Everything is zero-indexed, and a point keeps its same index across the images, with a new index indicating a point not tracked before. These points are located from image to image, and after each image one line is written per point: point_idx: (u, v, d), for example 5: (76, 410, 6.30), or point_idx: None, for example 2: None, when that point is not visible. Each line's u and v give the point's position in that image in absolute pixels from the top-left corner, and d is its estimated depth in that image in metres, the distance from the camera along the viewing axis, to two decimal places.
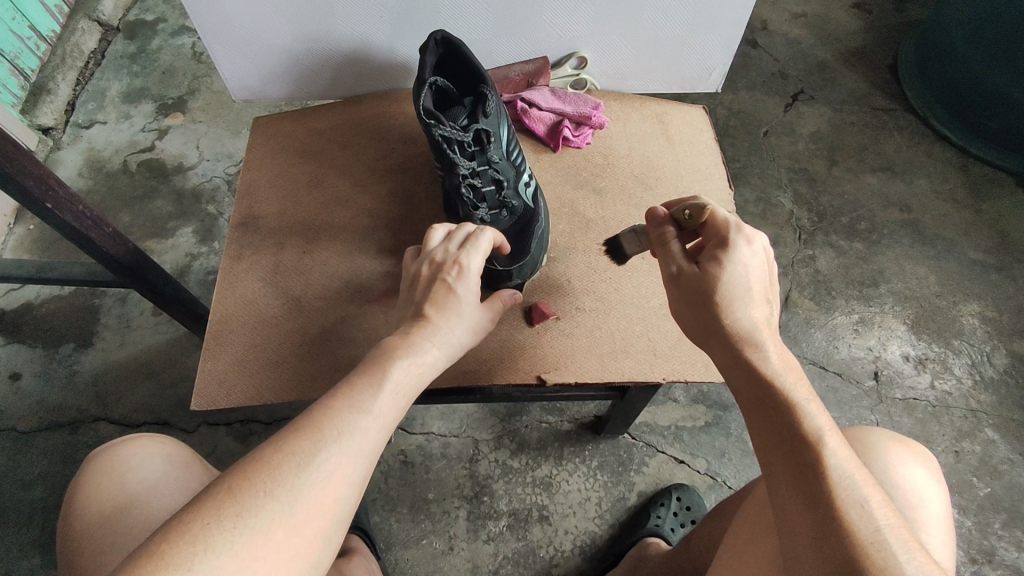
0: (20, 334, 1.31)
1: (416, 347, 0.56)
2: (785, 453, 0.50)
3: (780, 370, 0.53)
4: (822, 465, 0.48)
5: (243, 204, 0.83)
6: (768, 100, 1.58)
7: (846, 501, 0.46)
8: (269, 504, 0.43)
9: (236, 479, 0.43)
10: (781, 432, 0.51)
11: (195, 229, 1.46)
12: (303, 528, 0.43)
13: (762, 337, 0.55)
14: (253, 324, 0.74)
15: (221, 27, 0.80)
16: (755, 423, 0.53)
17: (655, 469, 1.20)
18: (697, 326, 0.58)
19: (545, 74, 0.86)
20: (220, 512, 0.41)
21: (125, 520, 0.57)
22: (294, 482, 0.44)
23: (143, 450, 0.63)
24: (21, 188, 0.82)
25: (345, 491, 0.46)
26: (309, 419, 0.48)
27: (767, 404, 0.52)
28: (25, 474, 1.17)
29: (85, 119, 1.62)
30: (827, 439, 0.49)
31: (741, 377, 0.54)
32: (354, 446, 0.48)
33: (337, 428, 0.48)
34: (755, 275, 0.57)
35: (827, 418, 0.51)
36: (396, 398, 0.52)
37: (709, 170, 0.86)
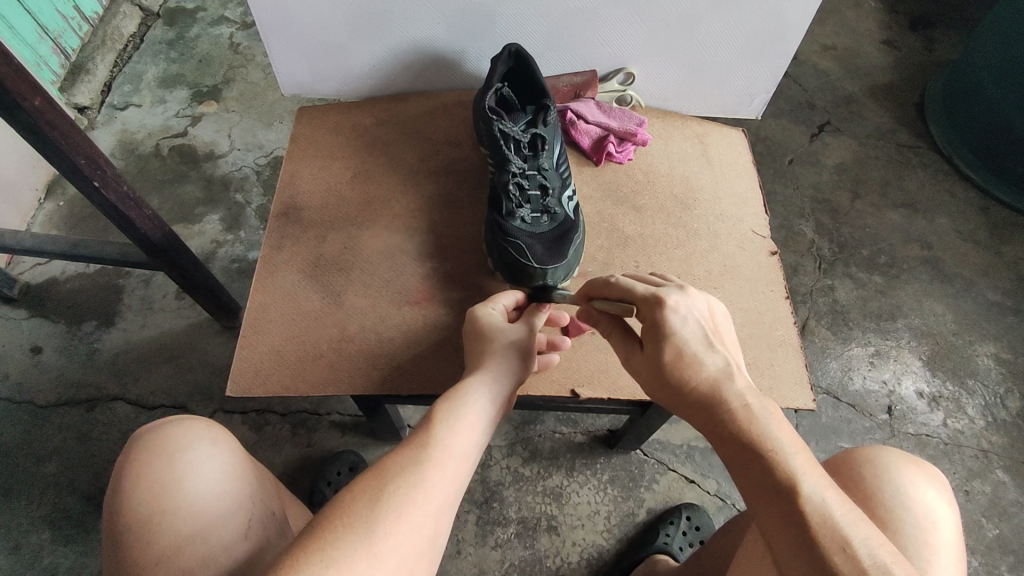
0: (43, 309, 1.32)
1: (465, 397, 0.58)
2: (768, 498, 0.48)
3: (753, 418, 0.50)
4: (802, 509, 0.46)
5: (287, 194, 0.84)
6: (795, 128, 1.60)
7: (829, 543, 0.45)
8: (347, 540, 0.45)
9: (315, 524, 0.46)
10: (760, 479, 0.49)
11: (222, 217, 1.47)
12: (384, 559, 0.45)
13: (726, 389, 0.52)
14: (294, 316, 0.75)
15: (280, 22, 0.82)
16: (739, 475, 0.51)
17: (665, 486, 1.20)
18: (666, 397, 0.56)
19: (593, 87, 0.87)
20: (301, 567, 0.43)
21: (174, 502, 0.57)
22: (370, 516, 0.47)
23: (190, 432, 0.63)
24: (72, 166, 0.83)
25: (417, 526, 0.48)
26: (375, 481, 0.49)
27: (743, 453, 0.50)
28: (39, 448, 1.18)
29: (120, 101, 1.64)
30: (805, 480, 0.47)
31: (715, 436, 0.52)
32: (424, 481, 0.50)
33: (404, 467, 0.51)
34: (696, 329, 0.55)
35: (808, 458, 0.49)
36: (456, 434, 0.55)
37: (746, 195, 0.87)
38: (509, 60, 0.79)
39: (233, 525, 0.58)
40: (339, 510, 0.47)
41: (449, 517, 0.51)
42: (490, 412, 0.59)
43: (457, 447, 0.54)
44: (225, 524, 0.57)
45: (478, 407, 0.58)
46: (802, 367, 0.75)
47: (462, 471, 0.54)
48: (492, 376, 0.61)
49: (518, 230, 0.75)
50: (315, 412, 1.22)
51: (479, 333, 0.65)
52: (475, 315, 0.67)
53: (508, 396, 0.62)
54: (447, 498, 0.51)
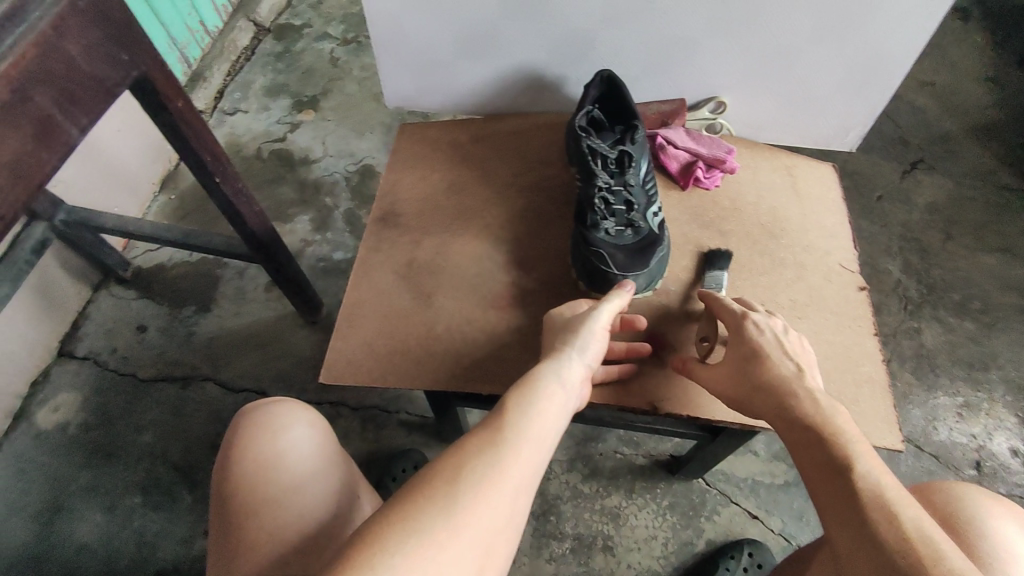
0: (150, 291, 1.45)
1: (541, 386, 0.59)
2: (826, 477, 0.55)
3: (811, 409, 0.59)
4: (858, 488, 0.52)
5: (386, 200, 0.90)
6: (885, 164, 1.54)
7: (874, 507, 0.51)
8: (428, 511, 0.46)
9: (398, 493, 0.48)
10: (823, 462, 0.56)
11: (312, 218, 1.57)
12: (468, 530, 0.46)
13: (795, 386, 0.61)
14: (385, 313, 0.80)
15: (393, 39, 0.88)
16: (801, 458, 0.58)
17: (727, 519, 1.17)
18: (740, 386, 0.65)
19: (681, 115, 0.89)
20: (386, 534, 0.45)
21: (267, 463, 0.63)
22: (450, 491, 0.48)
23: (289, 413, 0.68)
24: (199, 163, 0.91)
25: (499, 499, 0.49)
26: (452, 458, 0.50)
27: (799, 438, 0.58)
28: (138, 418, 1.29)
29: (230, 107, 1.78)
30: (857, 460, 0.54)
31: (782, 423, 0.60)
32: (501, 460, 0.51)
33: (481, 446, 0.52)
34: (773, 339, 0.65)
35: (860, 445, 0.56)
36: (535, 418, 0.55)
37: (835, 228, 0.86)
38: (599, 85, 0.82)
39: (315, 488, 0.63)
40: (420, 482, 0.49)
41: (530, 498, 0.52)
42: (568, 398, 0.60)
43: (536, 429, 0.55)
44: (309, 486, 0.63)
45: (555, 394, 0.59)
46: (889, 406, 0.73)
47: (543, 452, 0.54)
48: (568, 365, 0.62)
49: (601, 241, 0.77)
50: (385, 409, 1.27)
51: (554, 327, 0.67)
52: (552, 319, 0.71)
53: (582, 385, 0.63)
54: (527, 477, 0.52)
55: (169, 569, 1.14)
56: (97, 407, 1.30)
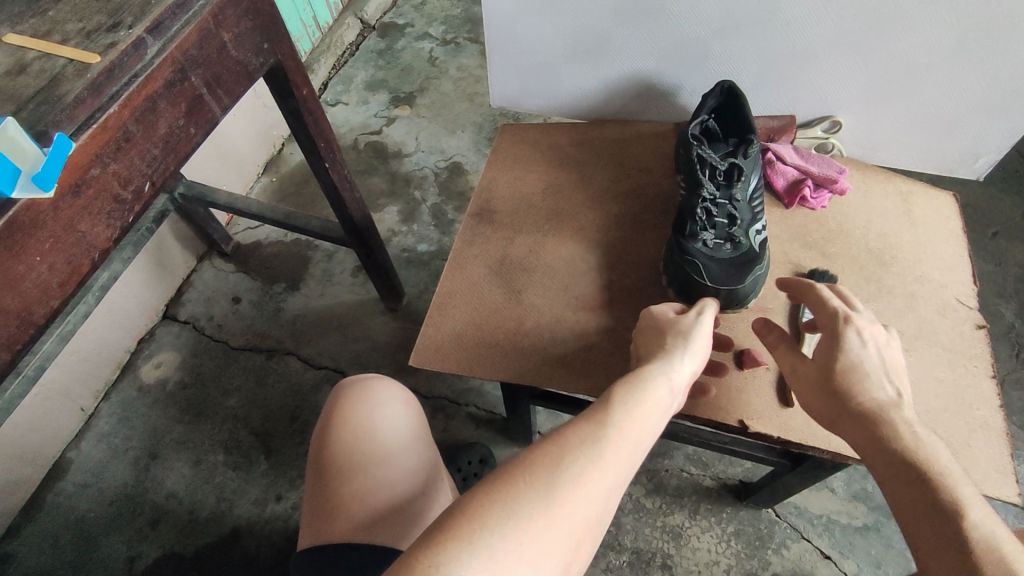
0: (247, 266, 1.54)
1: (648, 381, 0.56)
2: (927, 519, 0.52)
3: (913, 444, 0.56)
4: (967, 538, 0.50)
5: (483, 196, 0.92)
6: (1005, 198, 1.43)
7: (988, 562, 0.48)
8: (527, 496, 0.45)
9: (496, 473, 0.47)
10: (925, 504, 0.53)
11: (400, 210, 1.63)
12: (562, 523, 0.45)
13: (895, 416, 0.58)
14: (477, 305, 0.82)
15: (506, 41, 0.91)
16: (896, 496, 0.55)
17: (796, 555, 1.12)
18: (829, 407, 0.61)
19: (789, 132, 0.86)
20: (483, 515, 0.44)
21: (360, 430, 0.67)
22: (550, 480, 0.47)
23: (385, 390, 0.72)
24: (313, 148, 0.97)
25: (595, 497, 0.48)
26: (553, 446, 0.49)
27: (895, 475, 0.55)
28: (227, 383, 1.37)
29: (333, 98, 1.88)
30: (967, 508, 0.51)
31: (875, 454, 0.57)
32: (601, 457, 0.49)
33: (584, 438, 0.50)
34: (874, 354, 0.61)
35: (968, 490, 0.53)
36: (638, 416, 0.53)
37: (951, 260, 0.81)
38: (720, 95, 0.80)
39: (403, 458, 0.67)
40: (518, 464, 0.48)
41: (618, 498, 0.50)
42: (671, 399, 0.57)
43: (639, 429, 0.53)
44: (397, 454, 0.67)
45: (661, 393, 0.56)
46: (1005, 454, 0.67)
47: (640, 454, 0.53)
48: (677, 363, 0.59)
49: (697, 251, 0.75)
50: (454, 401, 1.30)
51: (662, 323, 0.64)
52: (649, 313, 0.68)
53: (686, 387, 0.60)
54: (620, 479, 0.50)
55: (243, 526, 1.21)
56: (192, 369, 1.39)
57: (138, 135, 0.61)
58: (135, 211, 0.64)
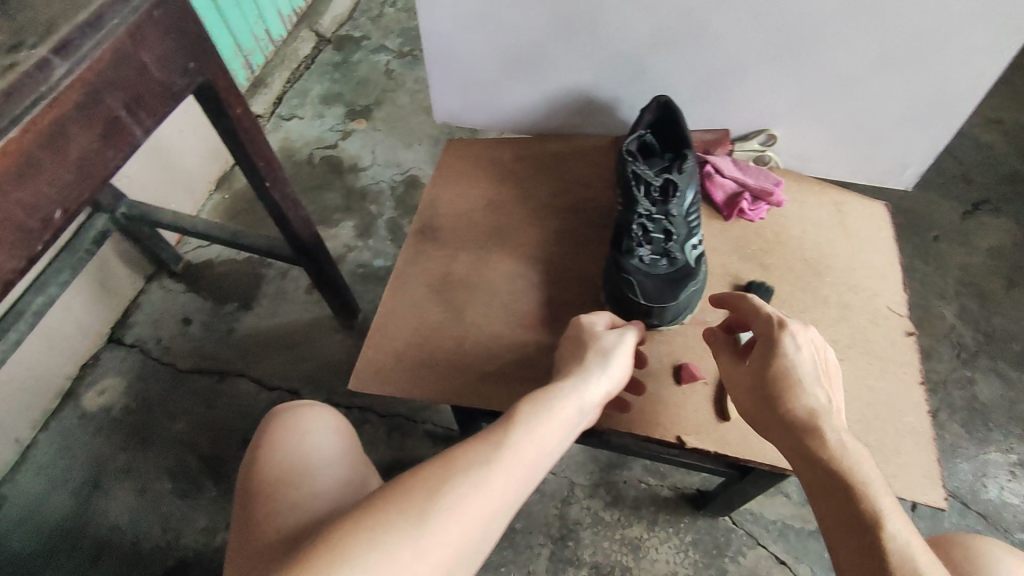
0: (197, 285, 1.51)
1: (549, 404, 0.57)
2: (849, 528, 0.52)
3: (841, 452, 0.55)
4: (885, 549, 0.49)
5: (426, 214, 0.91)
6: (945, 203, 1.48)
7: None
8: (397, 526, 0.46)
9: (373, 500, 0.48)
10: (846, 512, 0.53)
11: (355, 225, 1.61)
12: (431, 554, 0.46)
13: (825, 422, 0.57)
14: (417, 326, 0.81)
15: (446, 56, 0.90)
16: (820, 504, 0.55)
17: (752, 562, 1.13)
18: (764, 414, 0.61)
19: (724, 145, 0.87)
20: (350, 541, 0.44)
21: (286, 450, 0.66)
22: (425, 506, 0.47)
23: (316, 416, 0.70)
24: (252, 167, 0.94)
25: (472, 525, 0.48)
26: (436, 469, 0.49)
27: (823, 482, 0.55)
28: (175, 407, 1.33)
29: (287, 112, 1.85)
30: (887, 520, 0.51)
31: (803, 459, 0.57)
32: (485, 481, 0.49)
33: (471, 463, 0.50)
34: (810, 360, 0.61)
35: (891, 501, 0.52)
36: (531, 439, 0.54)
37: (884, 269, 0.83)
38: (656, 110, 0.80)
39: (329, 482, 0.65)
40: (395, 491, 0.48)
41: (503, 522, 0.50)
42: (574, 422, 0.58)
43: (530, 453, 0.53)
44: (323, 479, 0.65)
45: (562, 415, 0.57)
46: (933, 460, 0.69)
47: (532, 477, 0.53)
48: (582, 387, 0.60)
49: (633, 268, 0.75)
50: (410, 418, 1.28)
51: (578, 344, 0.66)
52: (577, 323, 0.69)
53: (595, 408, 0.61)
54: (507, 504, 0.50)
55: (191, 556, 1.17)
56: (138, 393, 1.35)
57: (44, 160, 0.58)
58: (46, 240, 0.61)
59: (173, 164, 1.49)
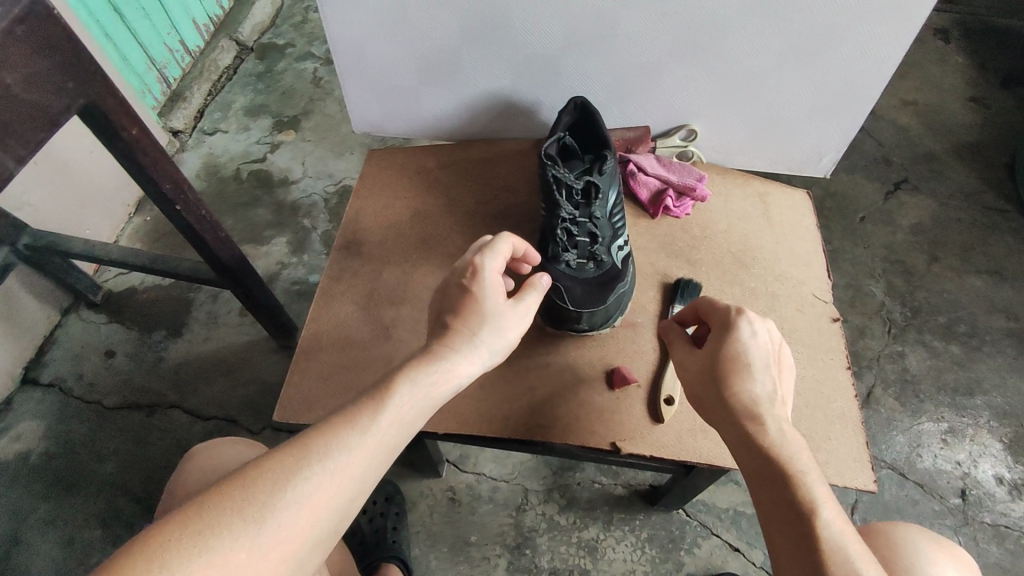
0: (120, 315, 1.42)
1: (420, 379, 0.55)
2: (783, 517, 0.52)
3: (780, 441, 0.56)
4: (817, 537, 0.50)
5: (349, 228, 0.87)
6: (869, 184, 1.53)
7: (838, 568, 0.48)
8: (234, 524, 0.44)
9: (211, 496, 0.45)
10: (782, 501, 0.53)
11: (288, 240, 1.55)
12: (273, 548, 0.44)
13: (767, 410, 0.57)
14: (344, 348, 0.77)
15: (358, 64, 0.86)
16: (757, 492, 0.55)
17: (707, 553, 1.14)
18: (707, 402, 0.60)
19: (645, 142, 0.87)
20: (180, 541, 0.42)
21: (204, 462, 0.71)
22: (266, 500, 0.45)
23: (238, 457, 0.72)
24: (158, 191, 0.88)
25: (322, 514, 0.47)
26: (287, 459, 0.48)
27: (763, 470, 0.55)
28: (101, 447, 1.25)
29: (210, 126, 1.76)
30: (821, 508, 0.51)
31: (743, 447, 0.57)
32: (336, 469, 0.48)
33: (324, 449, 0.49)
34: (762, 349, 0.60)
35: (824, 489, 0.53)
36: (395, 419, 0.53)
37: (808, 257, 0.84)
38: (574, 111, 0.79)
39: None
40: (238, 487, 0.46)
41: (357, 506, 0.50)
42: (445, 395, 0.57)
43: (391, 433, 0.52)
44: None
45: (432, 392, 0.56)
46: (862, 444, 0.70)
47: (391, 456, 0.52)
48: (456, 358, 0.58)
49: (560, 274, 0.75)
50: None
51: (467, 291, 0.61)
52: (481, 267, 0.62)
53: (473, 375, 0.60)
54: (360, 488, 0.50)
55: None
56: (60, 436, 1.26)
57: None
58: None
59: (81, 188, 1.39)
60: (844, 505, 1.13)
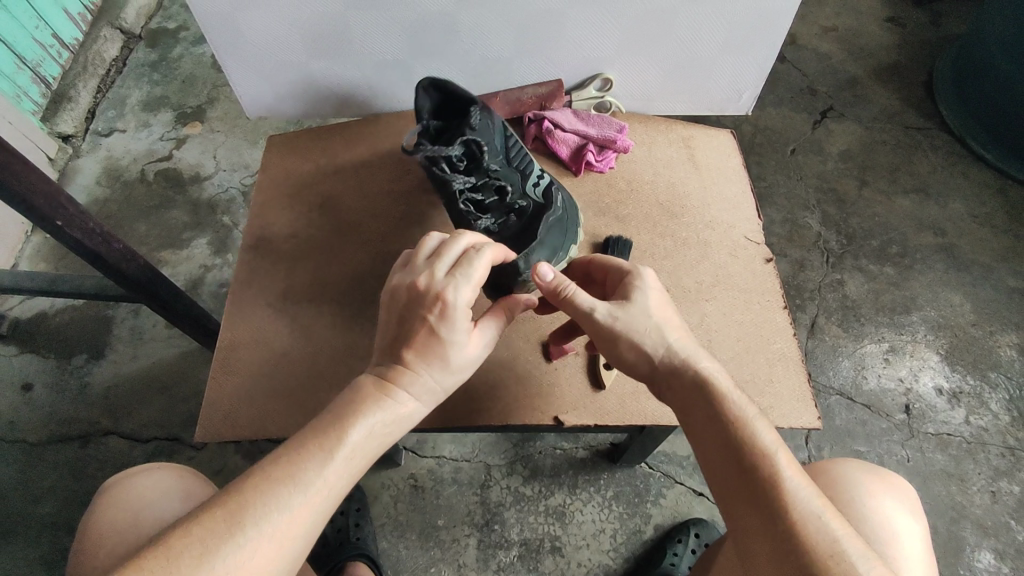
0: (33, 344, 1.31)
1: (374, 412, 0.52)
2: (736, 467, 0.50)
3: (721, 390, 0.53)
4: (775, 482, 0.48)
5: (255, 225, 0.81)
6: (796, 116, 1.53)
7: (802, 515, 0.46)
8: None
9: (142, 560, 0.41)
10: (732, 451, 0.50)
11: (209, 241, 1.45)
12: None
13: (699, 362, 0.55)
14: (263, 355, 0.72)
15: (235, 43, 0.78)
16: (706, 447, 0.52)
17: (672, 501, 1.15)
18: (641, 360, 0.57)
19: (559, 97, 0.84)
20: None
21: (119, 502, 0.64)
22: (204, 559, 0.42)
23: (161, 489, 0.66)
24: (30, 208, 0.79)
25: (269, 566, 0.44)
26: (226, 512, 0.45)
27: (709, 424, 0.52)
28: (33, 488, 1.16)
29: (105, 127, 1.61)
30: (776, 454, 0.49)
31: (685, 404, 0.54)
32: (281, 519, 0.45)
33: (267, 498, 0.46)
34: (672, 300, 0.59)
35: (774, 434, 0.51)
36: (345, 461, 0.49)
37: (737, 199, 0.82)
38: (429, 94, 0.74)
39: None
40: (173, 544, 0.42)
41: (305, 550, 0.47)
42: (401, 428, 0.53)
43: (340, 475, 0.49)
44: None
45: (388, 430, 0.52)
46: (803, 382, 0.70)
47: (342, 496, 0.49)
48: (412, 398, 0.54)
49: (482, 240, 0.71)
50: None
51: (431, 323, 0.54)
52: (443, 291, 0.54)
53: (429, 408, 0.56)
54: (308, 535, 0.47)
55: None
56: None
57: None
58: None
59: None
60: (798, 436, 1.15)
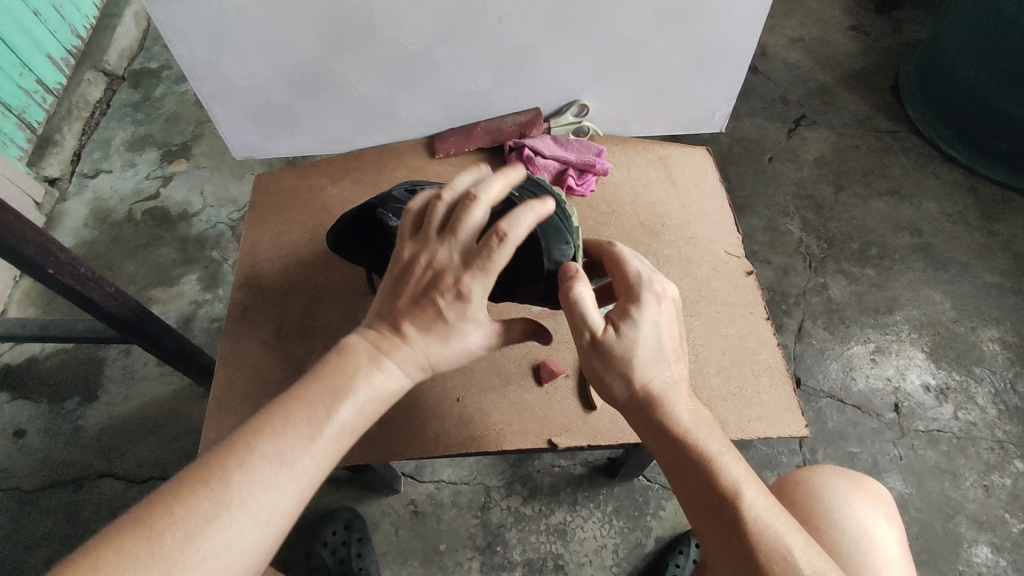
0: (25, 389, 1.30)
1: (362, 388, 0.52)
2: (707, 507, 0.53)
3: (692, 428, 0.55)
4: (746, 522, 0.52)
5: (246, 264, 0.82)
6: (771, 126, 1.56)
7: (770, 553, 0.51)
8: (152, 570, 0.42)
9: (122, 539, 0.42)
10: (704, 489, 0.53)
11: (199, 277, 1.46)
12: None
13: (671, 399, 0.56)
14: (259, 392, 0.72)
15: (220, 89, 0.79)
16: (679, 481, 0.55)
17: (672, 512, 1.16)
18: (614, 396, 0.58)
19: (538, 125, 0.86)
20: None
21: None
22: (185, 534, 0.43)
23: None
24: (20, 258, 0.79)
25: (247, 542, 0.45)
26: (206, 486, 0.45)
27: (682, 462, 0.55)
28: (29, 535, 1.15)
29: (91, 168, 1.62)
30: (745, 492, 0.53)
31: (658, 438, 0.56)
32: (263, 491, 0.46)
33: (247, 473, 0.46)
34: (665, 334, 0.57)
35: (743, 469, 0.54)
36: (332, 435, 0.50)
37: (716, 215, 0.85)
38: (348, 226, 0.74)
39: None
40: (161, 516, 0.43)
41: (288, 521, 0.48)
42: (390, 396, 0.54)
43: (326, 444, 0.49)
44: None
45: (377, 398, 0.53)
46: (789, 391, 0.71)
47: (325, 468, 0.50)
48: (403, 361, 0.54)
49: None
50: None
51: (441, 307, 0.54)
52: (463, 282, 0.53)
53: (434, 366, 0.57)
54: (290, 505, 0.47)
55: None
56: None
57: None
58: None
59: None
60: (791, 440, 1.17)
